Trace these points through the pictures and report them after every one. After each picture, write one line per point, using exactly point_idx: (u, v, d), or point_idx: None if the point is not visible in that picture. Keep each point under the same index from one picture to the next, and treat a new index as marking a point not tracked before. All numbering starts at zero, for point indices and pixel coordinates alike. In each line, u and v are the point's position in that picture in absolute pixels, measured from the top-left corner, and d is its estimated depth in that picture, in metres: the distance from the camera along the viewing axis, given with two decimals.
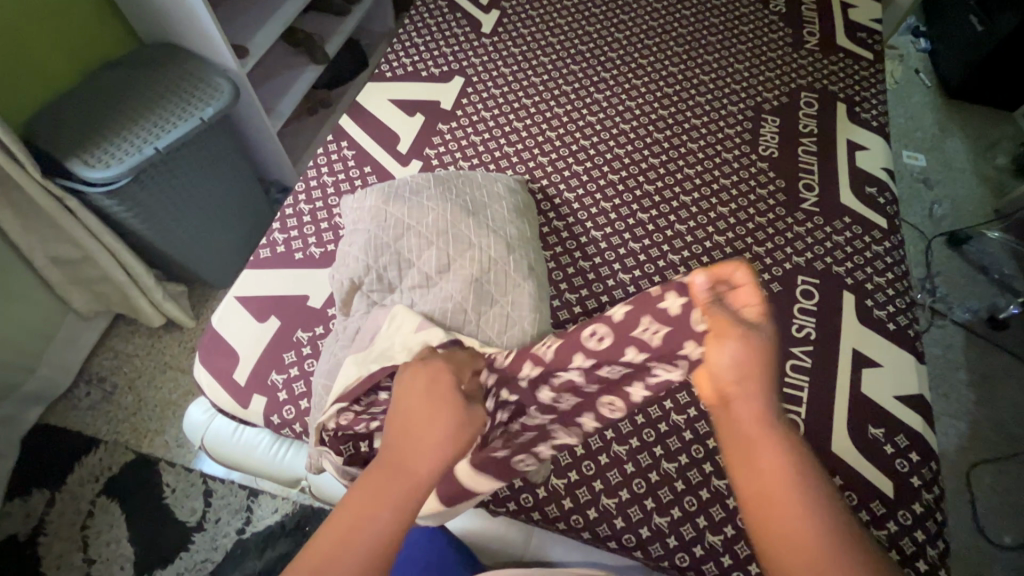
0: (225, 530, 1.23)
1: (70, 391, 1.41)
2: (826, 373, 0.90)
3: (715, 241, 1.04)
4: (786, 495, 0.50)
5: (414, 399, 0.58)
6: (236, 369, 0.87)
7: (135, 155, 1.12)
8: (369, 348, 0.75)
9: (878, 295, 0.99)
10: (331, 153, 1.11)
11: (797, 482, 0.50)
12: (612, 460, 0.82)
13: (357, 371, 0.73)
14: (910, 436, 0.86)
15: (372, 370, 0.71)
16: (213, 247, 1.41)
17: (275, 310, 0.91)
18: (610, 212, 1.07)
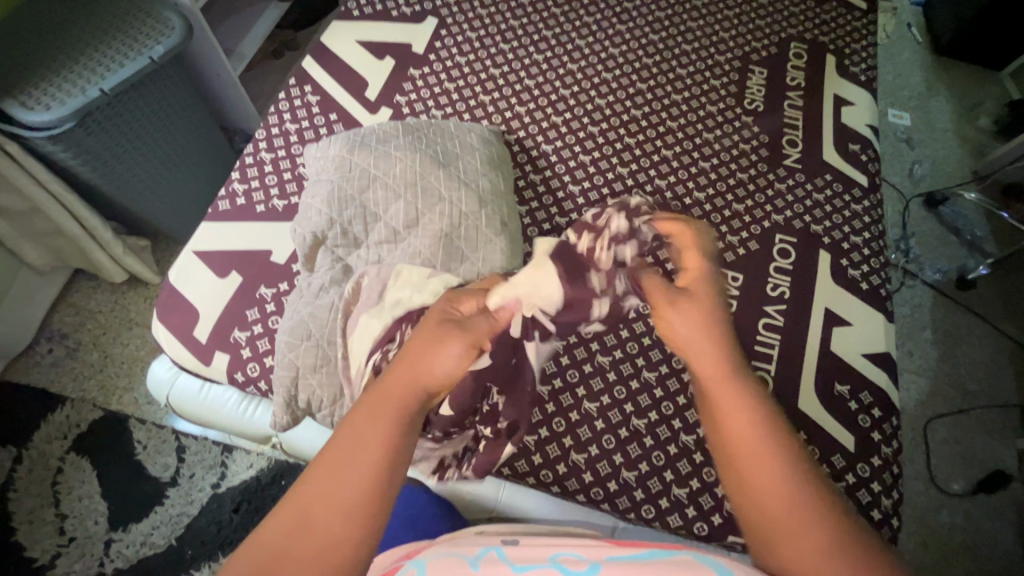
0: (200, 485, 1.23)
1: (31, 348, 1.37)
2: (798, 332, 0.91)
3: (695, 197, 1.02)
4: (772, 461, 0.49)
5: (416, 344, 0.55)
6: (197, 326, 0.84)
7: (78, 98, 1.03)
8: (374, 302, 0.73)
9: (853, 254, 0.99)
10: (293, 99, 1.04)
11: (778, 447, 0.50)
12: (583, 416, 0.83)
13: (377, 325, 0.70)
14: (874, 392, 0.88)
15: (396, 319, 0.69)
16: (173, 199, 1.33)
17: (236, 265, 0.87)
18: (588, 166, 1.03)
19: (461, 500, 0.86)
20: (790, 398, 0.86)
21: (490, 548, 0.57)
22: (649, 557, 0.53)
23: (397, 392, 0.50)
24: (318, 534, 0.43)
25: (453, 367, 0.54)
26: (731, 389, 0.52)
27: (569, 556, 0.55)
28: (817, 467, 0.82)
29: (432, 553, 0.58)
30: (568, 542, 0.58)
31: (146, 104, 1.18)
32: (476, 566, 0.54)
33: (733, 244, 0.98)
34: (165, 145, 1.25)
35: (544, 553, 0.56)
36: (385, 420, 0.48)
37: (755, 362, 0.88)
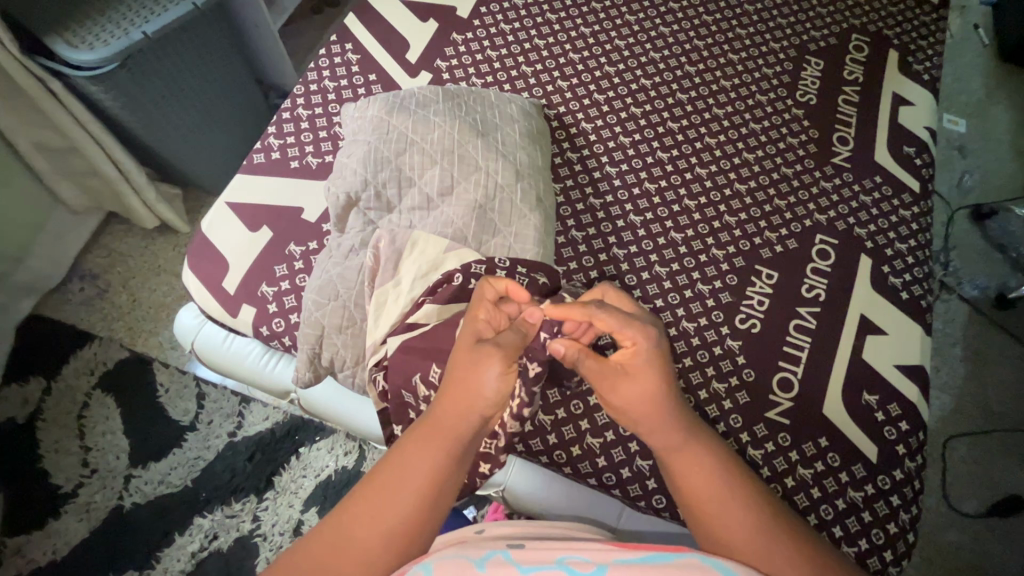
0: (217, 432, 1.26)
1: (63, 285, 1.40)
2: (829, 337, 0.88)
3: (736, 188, 0.98)
4: (720, 499, 0.57)
5: (465, 374, 0.58)
6: (226, 277, 0.84)
7: (121, 39, 1.03)
8: (395, 277, 0.75)
9: (896, 262, 0.96)
10: (333, 56, 1.02)
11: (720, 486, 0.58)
12: (601, 401, 0.82)
13: (401, 301, 0.74)
14: (903, 405, 0.85)
15: (416, 297, 0.73)
16: (206, 150, 1.34)
17: (267, 220, 0.87)
18: (628, 148, 1.00)
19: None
20: (816, 403, 0.84)
21: (495, 550, 0.55)
22: (653, 560, 0.53)
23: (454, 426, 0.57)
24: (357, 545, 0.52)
25: (496, 393, 0.57)
26: (694, 435, 0.60)
27: (575, 558, 0.54)
28: (835, 474, 0.80)
29: (435, 551, 0.55)
30: (572, 543, 0.57)
31: (188, 52, 1.18)
32: (483, 568, 0.52)
33: (770, 241, 0.94)
34: (200, 96, 1.25)
35: (550, 554, 0.54)
36: (437, 450, 0.56)
37: (783, 363, 0.86)
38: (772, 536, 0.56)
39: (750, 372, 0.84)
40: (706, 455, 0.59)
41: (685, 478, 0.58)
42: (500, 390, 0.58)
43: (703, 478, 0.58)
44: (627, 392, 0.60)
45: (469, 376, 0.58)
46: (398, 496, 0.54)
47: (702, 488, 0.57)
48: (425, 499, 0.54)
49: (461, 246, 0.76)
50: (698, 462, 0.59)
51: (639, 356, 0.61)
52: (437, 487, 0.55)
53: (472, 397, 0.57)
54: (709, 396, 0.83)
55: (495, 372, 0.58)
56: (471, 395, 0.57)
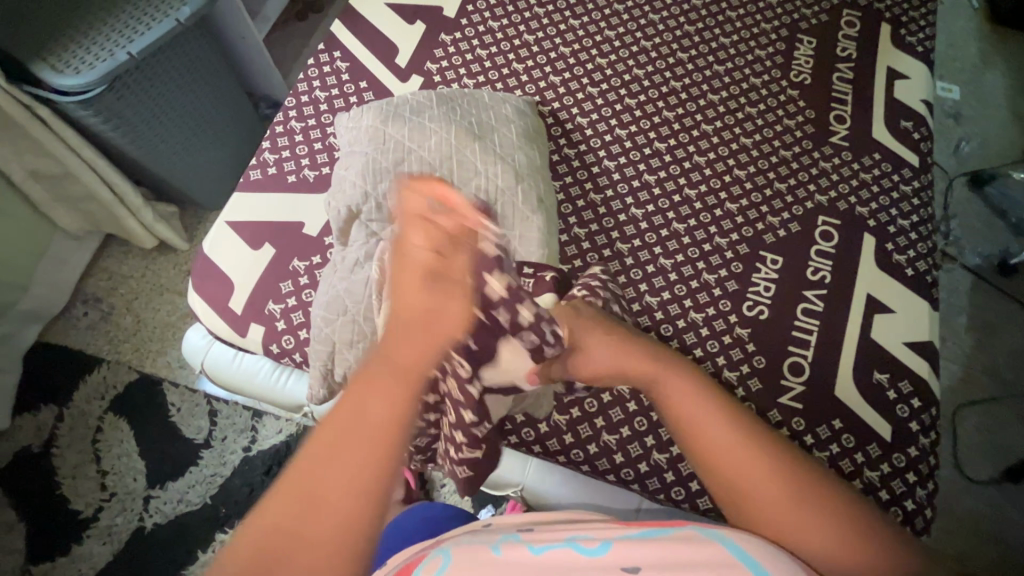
0: (232, 447, 1.27)
1: (67, 310, 1.40)
2: (837, 318, 0.88)
3: (735, 175, 0.98)
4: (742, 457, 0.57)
5: (410, 303, 0.51)
6: (231, 297, 0.83)
7: (107, 61, 1.01)
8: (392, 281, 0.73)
9: (900, 239, 0.96)
10: (322, 65, 1.01)
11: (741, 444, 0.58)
12: (614, 398, 0.82)
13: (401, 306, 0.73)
14: (915, 382, 0.85)
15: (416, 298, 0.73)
16: (198, 164, 1.33)
17: (269, 237, 0.86)
18: (625, 140, 0.99)
19: (487, 475, 0.87)
20: (827, 385, 0.84)
21: (507, 536, 0.58)
22: (650, 534, 0.55)
23: (409, 358, 0.49)
24: (322, 519, 0.44)
25: (458, 319, 0.51)
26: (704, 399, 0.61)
27: (582, 537, 0.56)
28: (850, 455, 0.80)
29: (452, 543, 0.57)
30: (580, 525, 0.59)
31: (173, 67, 1.16)
32: (499, 549, 0.54)
33: (773, 225, 0.94)
34: (191, 113, 1.24)
35: (560, 535, 0.57)
36: (392, 384, 0.48)
37: (792, 347, 0.86)
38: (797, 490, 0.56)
39: (761, 359, 0.85)
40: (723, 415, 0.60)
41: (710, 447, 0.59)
42: (462, 311, 0.52)
43: (720, 442, 0.58)
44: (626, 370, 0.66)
45: (425, 302, 0.51)
46: (353, 447, 0.46)
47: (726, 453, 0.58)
48: (404, 419, 0.47)
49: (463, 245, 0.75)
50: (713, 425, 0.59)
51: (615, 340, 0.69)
52: (404, 419, 0.47)
53: (436, 330, 0.50)
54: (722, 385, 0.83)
55: (457, 302, 0.52)
56: (428, 327, 0.50)
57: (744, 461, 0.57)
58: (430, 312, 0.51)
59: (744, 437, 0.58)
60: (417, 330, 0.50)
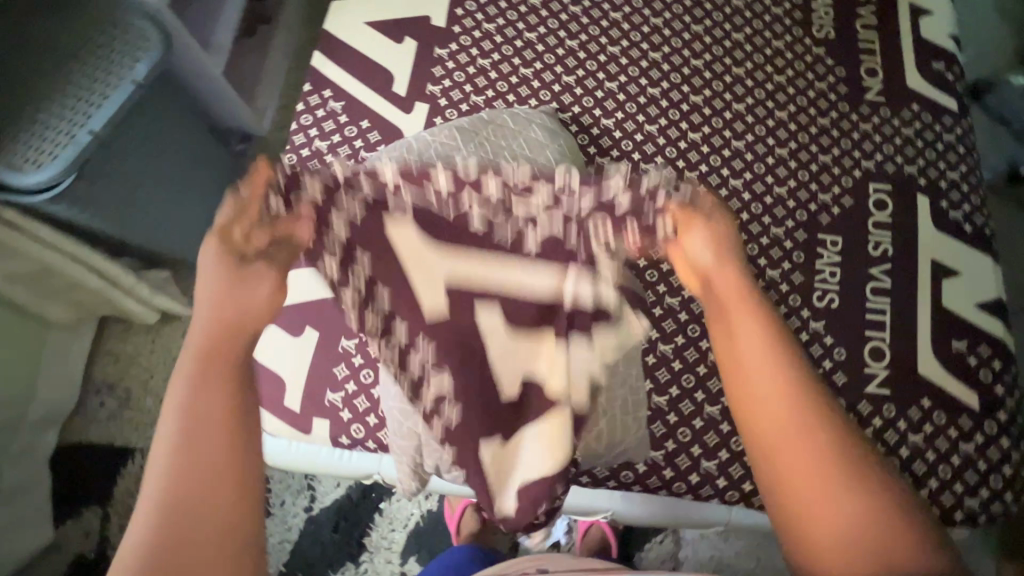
0: (293, 511, 1.23)
1: (81, 404, 1.31)
2: (907, 292, 0.86)
3: (778, 155, 0.92)
4: (791, 420, 0.46)
5: (224, 292, 0.48)
6: (286, 394, 0.77)
7: (69, 146, 0.90)
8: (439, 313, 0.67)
9: (952, 194, 0.92)
10: (314, 109, 0.91)
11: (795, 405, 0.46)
12: (707, 422, 0.79)
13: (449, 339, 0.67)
14: (991, 344, 0.84)
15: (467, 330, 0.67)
16: (183, 224, 1.22)
17: (309, 320, 0.79)
18: (658, 137, 0.92)
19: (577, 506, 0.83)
20: (909, 364, 0.82)
21: None
22: None
23: (221, 352, 0.47)
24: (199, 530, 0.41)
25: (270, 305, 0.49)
26: (777, 347, 0.48)
27: None
28: (945, 432, 0.80)
29: None
30: None
31: (138, 133, 1.04)
32: None
33: (826, 204, 0.90)
34: (169, 177, 1.13)
35: None
36: (213, 380, 0.45)
37: (870, 332, 0.84)
38: (851, 479, 0.44)
39: (841, 351, 0.82)
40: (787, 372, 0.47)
41: (756, 401, 0.47)
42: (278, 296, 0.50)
43: (773, 399, 0.47)
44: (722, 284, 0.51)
45: (240, 290, 0.48)
46: (200, 463, 0.43)
47: (775, 407, 0.47)
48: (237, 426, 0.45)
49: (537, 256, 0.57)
50: (767, 371, 0.48)
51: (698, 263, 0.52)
52: (242, 420, 0.45)
53: (240, 318, 0.48)
54: None
55: (267, 284, 0.50)
56: (231, 310, 0.48)
57: (784, 430, 0.46)
58: (238, 301, 0.48)
59: (806, 404, 0.46)
60: (231, 319, 0.48)
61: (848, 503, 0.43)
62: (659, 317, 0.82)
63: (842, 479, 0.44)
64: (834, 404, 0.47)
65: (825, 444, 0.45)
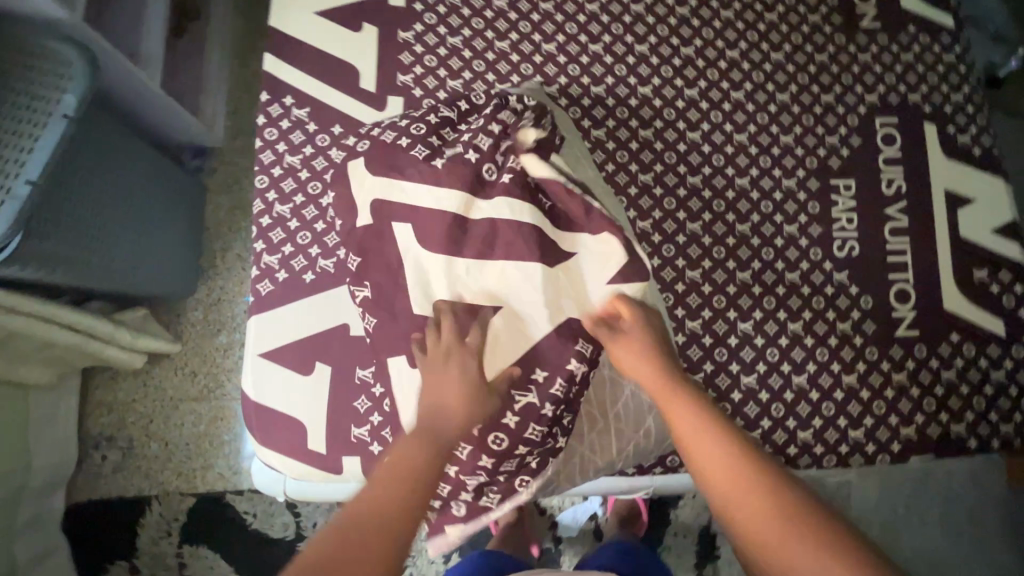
0: None
1: (83, 460, 1.25)
2: (924, 226, 0.84)
3: (779, 101, 0.87)
4: (739, 479, 0.52)
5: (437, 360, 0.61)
6: (308, 438, 0.71)
7: (9, 202, 0.80)
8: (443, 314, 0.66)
9: (958, 117, 0.88)
10: (278, 120, 0.82)
11: (739, 466, 0.53)
12: (745, 393, 0.78)
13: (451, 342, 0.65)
14: (1013, 267, 0.83)
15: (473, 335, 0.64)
16: (154, 257, 1.14)
17: (317, 355, 0.73)
18: (653, 99, 0.86)
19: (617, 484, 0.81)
20: (935, 302, 0.81)
21: None
22: None
23: (437, 412, 0.58)
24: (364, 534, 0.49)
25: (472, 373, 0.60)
26: (708, 421, 0.56)
27: None
28: (976, 364, 0.79)
29: None
30: None
31: (82, 170, 0.95)
32: None
33: (834, 146, 0.86)
34: (125, 211, 1.04)
35: None
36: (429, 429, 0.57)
37: (893, 274, 0.82)
38: (801, 518, 0.49)
39: (868, 299, 0.81)
40: (724, 437, 0.55)
41: (708, 471, 0.54)
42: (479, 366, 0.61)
43: (716, 462, 0.53)
44: (645, 367, 0.60)
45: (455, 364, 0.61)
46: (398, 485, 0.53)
47: (724, 474, 0.53)
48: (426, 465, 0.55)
49: (530, 259, 0.63)
50: (703, 445, 0.55)
51: (635, 343, 0.61)
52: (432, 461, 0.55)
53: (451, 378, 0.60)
54: (840, 339, 0.79)
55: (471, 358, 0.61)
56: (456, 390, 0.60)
57: (735, 491, 0.52)
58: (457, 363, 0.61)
59: (740, 465, 0.53)
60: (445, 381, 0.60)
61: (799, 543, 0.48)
62: (682, 293, 0.80)
63: (788, 524, 0.49)
64: (772, 464, 0.54)
65: (766, 495, 0.51)
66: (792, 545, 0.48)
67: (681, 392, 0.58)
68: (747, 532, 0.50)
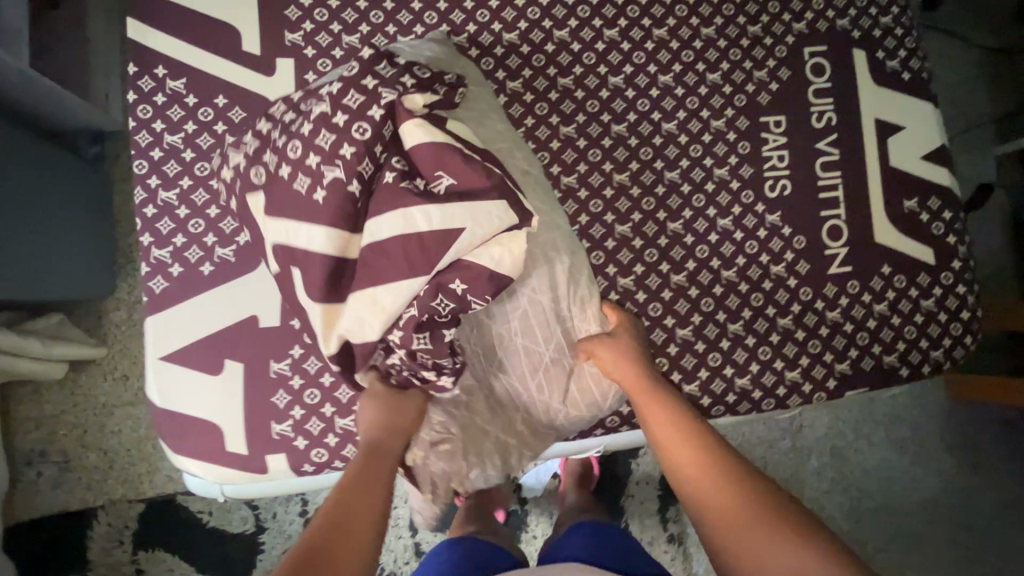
0: (288, 519, 1.18)
1: (16, 479, 1.18)
2: (855, 159, 0.82)
3: (705, 36, 0.82)
4: (693, 448, 0.61)
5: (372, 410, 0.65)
6: (226, 440, 0.67)
7: None
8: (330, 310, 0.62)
9: (887, 42, 0.85)
10: (151, 95, 0.72)
11: (693, 439, 0.62)
12: (682, 347, 0.76)
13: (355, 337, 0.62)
14: (940, 194, 0.82)
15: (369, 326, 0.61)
16: (58, 259, 1.04)
17: (227, 352, 0.68)
18: (571, 42, 0.79)
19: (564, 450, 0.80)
20: (866, 236, 0.80)
21: None
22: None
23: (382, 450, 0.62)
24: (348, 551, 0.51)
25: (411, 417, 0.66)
26: (673, 411, 0.65)
27: None
28: (908, 295, 0.79)
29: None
30: None
31: None
32: None
33: (763, 81, 0.82)
34: (18, 213, 0.95)
35: None
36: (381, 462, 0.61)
37: (825, 212, 0.80)
38: (742, 479, 0.57)
39: (801, 239, 0.79)
40: (687, 422, 0.64)
41: (669, 444, 0.62)
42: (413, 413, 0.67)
43: (676, 433, 0.63)
44: (621, 364, 0.69)
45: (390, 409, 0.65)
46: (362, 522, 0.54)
47: (680, 443, 0.62)
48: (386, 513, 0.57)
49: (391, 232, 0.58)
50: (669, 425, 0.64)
51: (623, 357, 0.70)
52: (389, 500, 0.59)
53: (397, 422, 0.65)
54: (773, 282, 0.78)
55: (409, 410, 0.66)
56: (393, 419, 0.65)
57: (688, 456, 0.61)
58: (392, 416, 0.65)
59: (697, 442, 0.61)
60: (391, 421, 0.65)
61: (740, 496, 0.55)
62: (612, 250, 0.77)
63: (733, 480, 0.57)
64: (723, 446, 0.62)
65: (715, 463, 0.59)
66: (735, 497, 0.55)
67: (652, 388, 0.67)
68: (697, 484, 0.58)
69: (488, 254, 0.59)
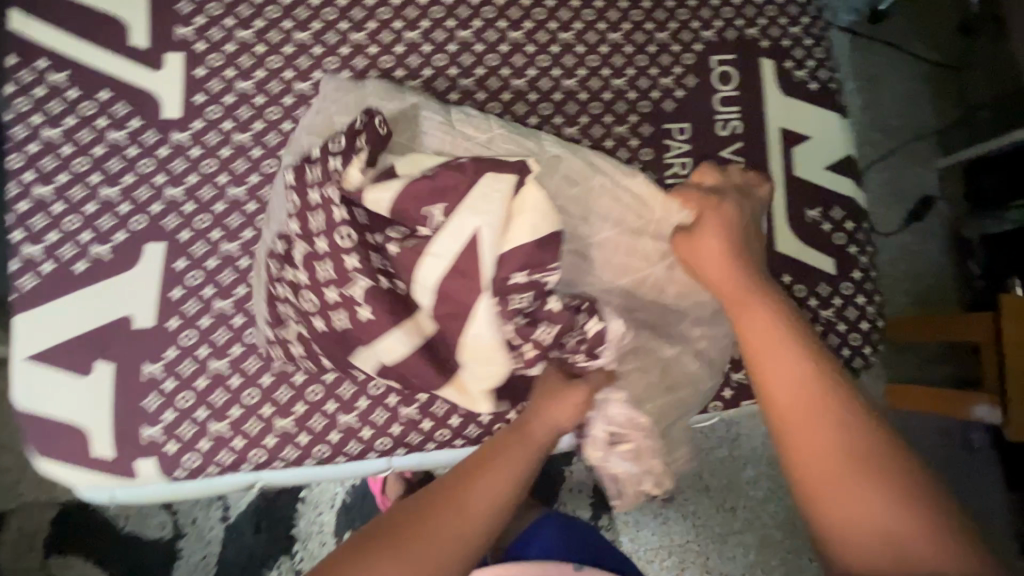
0: (209, 524, 1.11)
1: None
2: (759, 168, 0.82)
3: (612, 41, 0.81)
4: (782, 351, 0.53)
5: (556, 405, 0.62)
6: (93, 444, 0.65)
7: None
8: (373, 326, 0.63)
9: (796, 52, 0.85)
10: (31, 88, 0.71)
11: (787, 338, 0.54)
12: None
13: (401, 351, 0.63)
14: (843, 204, 0.82)
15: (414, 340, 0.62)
16: None
17: (98, 353, 0.67)
18: (474, 44, 0.79)
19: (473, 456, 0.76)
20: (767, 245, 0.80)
21: None
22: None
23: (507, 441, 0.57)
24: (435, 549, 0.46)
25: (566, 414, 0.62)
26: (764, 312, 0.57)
27: None
28: (807, 305, 0.79)
29: None
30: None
31: None
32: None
33: (668, 88, 0.82)
34: None
35: None
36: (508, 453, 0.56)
37: None
38: (843, 404, 0.49)
39: None
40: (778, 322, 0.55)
41: (755, 347, 0.55)
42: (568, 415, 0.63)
43: (761, 334, 0.55)
44: (710, 256, 0.65)
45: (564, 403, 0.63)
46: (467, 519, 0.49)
47: (767, 340, 0.54)
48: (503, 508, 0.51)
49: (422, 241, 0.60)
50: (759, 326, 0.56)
51: (724, 250, 0.65)
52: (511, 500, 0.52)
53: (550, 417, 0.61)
54: None
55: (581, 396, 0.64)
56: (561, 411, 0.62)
57: (774, 363, 0.52)
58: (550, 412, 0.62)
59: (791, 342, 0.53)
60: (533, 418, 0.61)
61: (842, 422, 0.47)
62: None
63: (835, 401, 0.49)
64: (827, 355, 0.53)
65: (804, 372, 0.51)
66: (829, 421, 0.48)
67: (751, 289, 0.60)
68: (778, 397, 0.51)
69: (522, 218, 0.60)
